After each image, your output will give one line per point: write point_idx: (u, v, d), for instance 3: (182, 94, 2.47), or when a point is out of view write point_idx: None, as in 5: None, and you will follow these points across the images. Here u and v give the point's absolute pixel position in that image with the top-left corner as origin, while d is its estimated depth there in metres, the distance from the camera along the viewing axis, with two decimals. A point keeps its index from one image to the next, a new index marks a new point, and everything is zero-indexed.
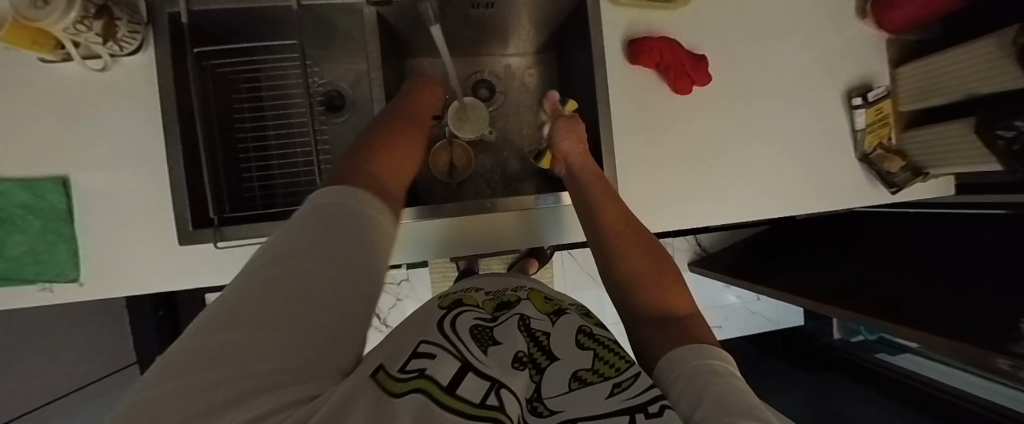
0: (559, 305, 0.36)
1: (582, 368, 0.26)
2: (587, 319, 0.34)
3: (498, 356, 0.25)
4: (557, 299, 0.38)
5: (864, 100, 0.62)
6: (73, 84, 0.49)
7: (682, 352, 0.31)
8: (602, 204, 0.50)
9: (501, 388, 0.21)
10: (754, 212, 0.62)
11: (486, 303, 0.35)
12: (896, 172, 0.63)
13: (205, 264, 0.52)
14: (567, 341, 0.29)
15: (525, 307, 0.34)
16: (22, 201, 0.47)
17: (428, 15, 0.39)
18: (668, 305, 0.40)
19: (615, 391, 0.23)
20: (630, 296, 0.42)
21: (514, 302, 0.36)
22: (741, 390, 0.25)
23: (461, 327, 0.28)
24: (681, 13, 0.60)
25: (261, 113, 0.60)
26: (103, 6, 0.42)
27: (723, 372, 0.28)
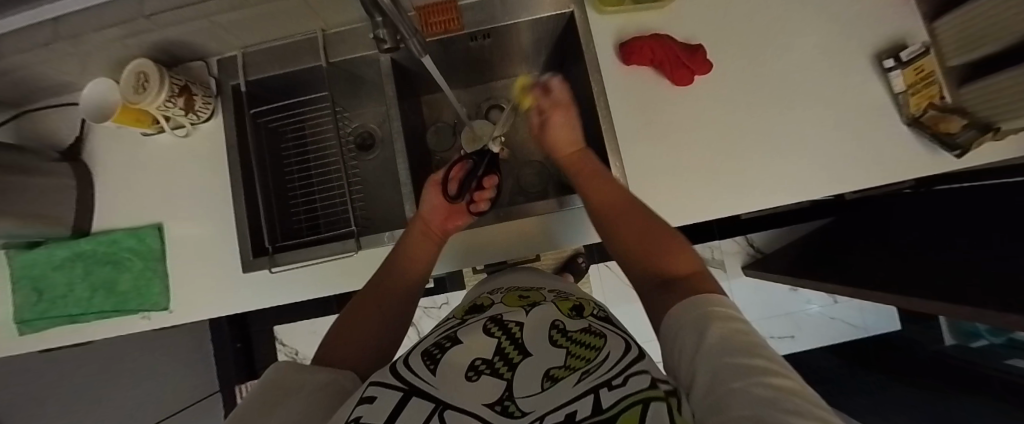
0: (533, 299, 0.40)
1: (555, 365, 0.27)
2: (561, 309, 0.36)
3: (454, 366, 0.27)
4: (530, 294, 0.41)
5: (897, 61, 0.56)
6: (164, 151, 0.62)
7: (679, 313, 0.28)
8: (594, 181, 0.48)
9: (447, 410, 0.22)
10: (784, 197, 0.57)
11: (460, 311, 0.40)
12: (957, 132, 0.54)
13: (260, 289, 0.59)
14: (538, 338, 0.31)
15: (497, 308, 0.38)
16: (130, 245, 0.59)
17: (418, 51, 0.45)
18: (670, 268, 0.36)
19: (583, 377, 0.24)
20: (632, 265, 0.40)
21: (487, 304, 0.40)
22: (747, 334, 0.23)
23: (415, 357, 0.30)
24: (672, 11, 0.61)
25: (306, 157, 0.69)
26: (184, 86, 0.54)
27: (723, 314, 0.26)
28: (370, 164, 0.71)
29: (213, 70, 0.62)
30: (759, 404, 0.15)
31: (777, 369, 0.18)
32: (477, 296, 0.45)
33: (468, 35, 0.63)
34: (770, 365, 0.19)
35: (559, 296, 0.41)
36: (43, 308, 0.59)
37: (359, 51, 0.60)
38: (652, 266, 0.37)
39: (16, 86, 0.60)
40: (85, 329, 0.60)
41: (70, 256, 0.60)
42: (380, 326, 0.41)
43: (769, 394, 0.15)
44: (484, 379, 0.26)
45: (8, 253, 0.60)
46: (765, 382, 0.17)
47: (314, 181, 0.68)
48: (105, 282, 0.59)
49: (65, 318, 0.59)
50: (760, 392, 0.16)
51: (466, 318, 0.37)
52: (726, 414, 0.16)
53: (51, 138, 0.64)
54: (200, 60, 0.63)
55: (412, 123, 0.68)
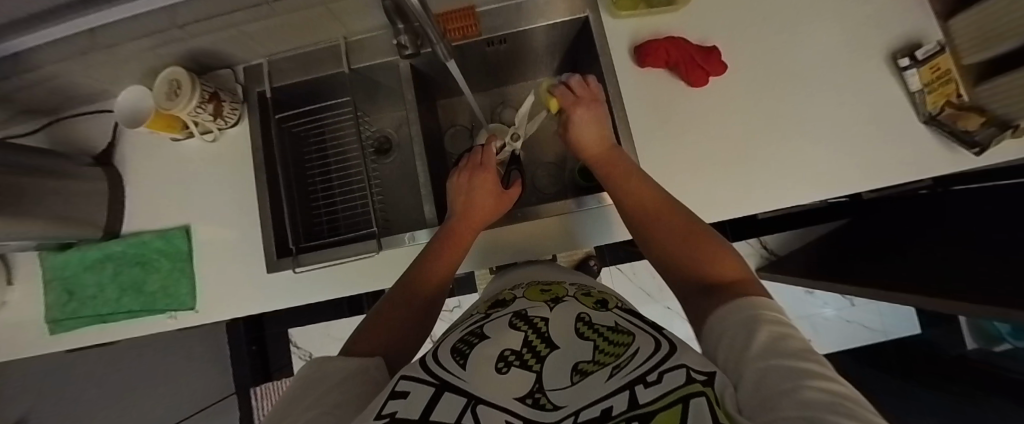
0: (557, 293, 0.40)
1: (584, 360, 0.28)
2: (585, 303, 0.37)
3: (483, 359, 0.28)
4: (552, 289, 0.42)
5: (912, 60, 0.56)
6: (191, 156, 0.64)
7: (731, 310, 0.29)
8: (625, 178, 0.49)
9: (478, 404, 0.22)
10: (803, 194, 0.57)
11: (482, 307, 0.41)
12: (975, 130, 0.54)
13: (284, 291, 0.60)
14: (567, 331, 0.31)
15: (520, 304, 0.38)
16: (160, 247, 0.61)
17: (443, 54, 0.48)
18: (716, 273, 0.36)
19: (616, 372, 0.24)
20: (670, 266, 0.40)
21: (510, 299, 0.40)
22: (797, 338, 0.23)
23: (441, 354, 0.30)
24: (684, 14, 0.62)
25: (326, 160, 0.70)
26: (213, 93, 0.57)
27: (773, 319, 0.26)
28: (388, 167, 0.72)
29: (239, 77, 0.65)
30: (807, 407, 0.15)
31: (829, 375, 0.19)
32: (498, 291, 0.45)
33: (485, 40, 0.64)
34: (817, 371, 0.19)
35: (581, 290, 0.42)
36: (74, 307, 0.61)
37: (380, 58, 0.62)
38: (693, 267, 0.38)
39: (53, 95, 0.63)
40: (112, 329, 0.61)
41: (100, 257, 0.62)
42: (407, 319, 0.41)
43: (822, 399, 0.15)
44: (514, 371, 0.27)
45: (41, 255, 0.62)
46: (818, 388, 0.16)
47: (335, 184, 0.69)
48: (134, 282, 0.61)
49: (94, 318, 0.60)
50: (802, 391, 0.16)
51: (490, 313, 0.37)
52: (773, 416, 0.16)
53: (84, 143, 0.67)
54: (227, 68, 0.65)
55: (430, 128, 0.69)
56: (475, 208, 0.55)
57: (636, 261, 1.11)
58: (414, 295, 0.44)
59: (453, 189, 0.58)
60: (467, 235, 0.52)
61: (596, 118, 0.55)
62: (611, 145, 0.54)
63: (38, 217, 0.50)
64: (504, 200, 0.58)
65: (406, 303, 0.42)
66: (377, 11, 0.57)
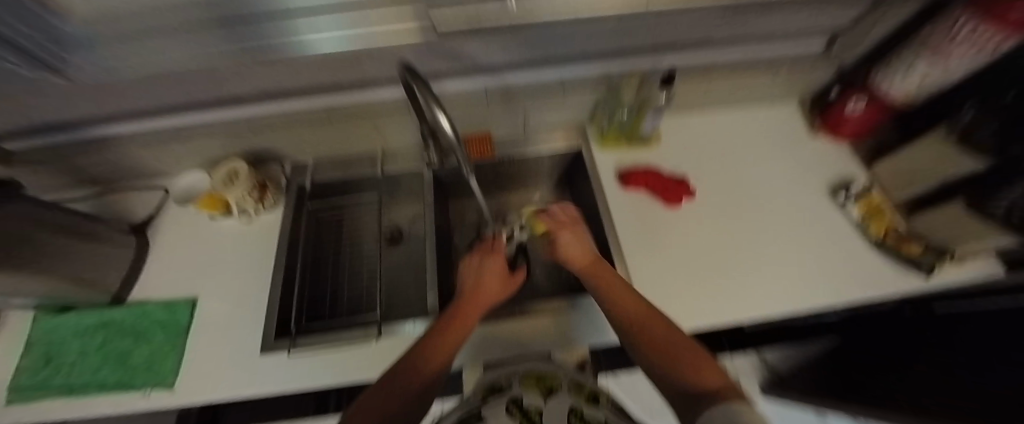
0: (550, 382, 0.45)
1: None
2: (575, 396, 0.43)
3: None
4: (547, 377, 0.46)
5: (848, 194, 0.69)
6: (221, 232, 0.71)
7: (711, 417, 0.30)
8: (609, 287, 0.52)
9: None
10: (775, 305, 0.61)
11: (483, 392, 0.45)
12: (920, 256, 0.62)
13: (270, 373, 0.57)
14: None
15: (516, 392, 0.44)
16: (163, 318, 0.62)
17: (466, 169, 0.59)
18: (701, 380, 0.37)
19: None
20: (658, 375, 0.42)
21: (508, 386, 0.45)
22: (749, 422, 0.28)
23: None
24: (658, 149, 0.77)
25: (339, 245, 0.75)
26: (262, 182, 0.67)
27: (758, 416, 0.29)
28: (397, 256, 0.78)
29: (286, 171, 0.75)
30: None
31: None
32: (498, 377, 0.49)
33: (498, 158, 0.77)
34: None
35: (573, 379, 0.46)
36: (46, 376, 0.57)
37: (410, 165, 0.75)
38: (680, 375, 0.39)
39: (119, 169, 0.73)
40: (70, 407, 0.56)
41: (97, 323, 0.62)
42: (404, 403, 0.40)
43: None
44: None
45: (35, 315, 0.63)
46: None
47: (343, 268, 0.73)
48: (121, 352, 0.59)
49: (60, 390, 0.56)
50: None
51: (490, 402, 0.43)
52: None
53: (126, 212, 0.74)
54: (275, 162, 0.76)
55: (442, 224, 0.77)
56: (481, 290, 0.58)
57: (632, 370, 1.07)
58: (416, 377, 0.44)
59: (463, 270, 0.63)
60: (472, 318, 0.53)
61: (578, 236, 0.60)
62: (597, 257, 0.58)
63: (62, 277, 0.54)
64: (511, 283, 0.62)
65: (404, 384, 0.42)
66: (413, 131, 0.72)
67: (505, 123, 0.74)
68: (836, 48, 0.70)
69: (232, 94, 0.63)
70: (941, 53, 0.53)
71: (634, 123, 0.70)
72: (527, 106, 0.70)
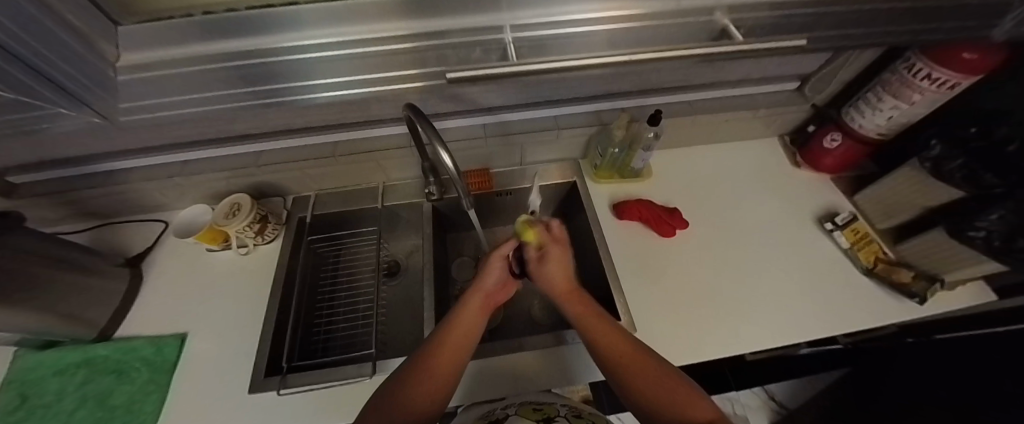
0: (548, 413, 0.45)
1: None
2: None
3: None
4: (545, 409, 0.47)
5: (834, 224, 0.71)
6: (217, 266, 0.70)
7: None
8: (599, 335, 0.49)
9: None
10: (774, 336, 0.61)
11: None
12: (911, 282, 0.64)
13: (257, 415, 0.55)
14: None
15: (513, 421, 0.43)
16: (148, 356, 0.60)
17: (467, 204, 0.61)
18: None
19: None
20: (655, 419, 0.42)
21: (503, 418, 0.44)
22: None
23: None
24: (650, 182, 0.80)
25: (336, 279, 0.75)
26: (264, 215, 0.68)
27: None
28: (394, 290, 0.77)
29: (287, 204, 0.77)
30: None
31: None
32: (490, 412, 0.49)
33: (495, 191, 0.80)
34: None
35: (573, 413, 0.47)
36: (15, 419, 0.54)
37: (411, 199, 0.77)
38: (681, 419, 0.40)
39: (119, 204, 0.74)
40: None
41: (78, 361, 0.59)
42: None
43: None
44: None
45: (17, 353, 0.60)
46: None
47: (339, 301, 0.72)
48: (100, 392, 0.56)
49: None
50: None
51: None
52: None
53: (124, 247, 0.74)
54: (278, 197, 0.78)
55: (440, 256, 0.77)
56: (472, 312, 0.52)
57: None
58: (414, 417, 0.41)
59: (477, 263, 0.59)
60: (460, 342, 0.49)
61: (564, 264, 0.56)
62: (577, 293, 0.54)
63: (46, 311, 0.53)
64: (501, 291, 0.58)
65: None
66: (414, 166, 0.75)
67: (504, 159, 0.78)
68: (807, 88, 0.76)
69: (241, 131, 0.66)
70: (901, 95, 0.60)
71: (625, 158, 0.74)
72: (523, 143, 0.73)
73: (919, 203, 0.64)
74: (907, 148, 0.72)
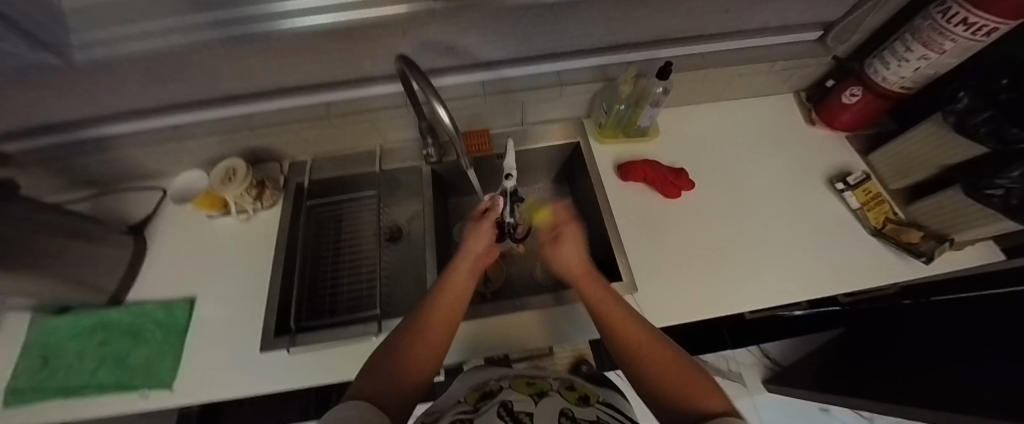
0: (542, 387, 0.43)
1: None
2: (569, 399, 0.40)
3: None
4: (538, 382, 0.44)
5: (846, 184, 0.69)
6: (218, 232, 0.70)
7: None
8: (608, 310, 0.49)
9: None
10: (773, 297, 0.61)
11: (469, 397, 0.42)
12: (919, 242, 0.63)
13: (271, 372, 0.57)
14: None
15: (507, 394, 0.40)
16: (160, 319, 0.62)
17: (466, 164, 0.59)
18: (698, 402, 0.36)
19: None
20: (649, 390, 0.41)
21: (496, 390, 0.42)
22: None
23: None
24: (657, 142, 0.77)
25: (339, 243, 0.74)
26: (260, 181, 0.67)
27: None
28: (395, 255, 0.77)
29: (283, 169, 0.75)
30: None
31: None
32: (483, 381, 0.47)
33: (495, 153, 0.77)
34: None
35: (565, 385, 0.45)
36: (43, 378, 0.57)
37: (409, 162, 0.75)
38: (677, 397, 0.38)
39: (113, 173, 0.72)
40: (71, 408, 0.56)
41: (93, 325, 0.61)
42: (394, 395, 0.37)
43: None
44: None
45: (33, 318, 0.62)
46: None
47: (343, 265, 0.72)
48: (118, 353, 0.59)
49: (58, 392, 0.56)
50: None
51: (478, 405, 0.38)
52: None
53: (123, 215, 0.73)
54: (274, 162, 0.76)
55: (441, 220, 0.77)
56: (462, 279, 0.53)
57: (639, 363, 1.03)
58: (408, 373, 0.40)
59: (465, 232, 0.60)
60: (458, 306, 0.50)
61: (575, 243, 0.57)
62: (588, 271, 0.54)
63: (55, 278, 0.53)
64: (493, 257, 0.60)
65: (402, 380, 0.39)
66: (411, 127, 0.72)
67: (504, 118, 0.75)
68: (830, 38, 0.70)
69: (228, 91, 0.63)
70: (931, 43, 0.55)
71: (630, 117, 0.70)
72: (524, 101, 0.70)
73: (936, 161, 0.61)
74: (932, 102, 0.68)
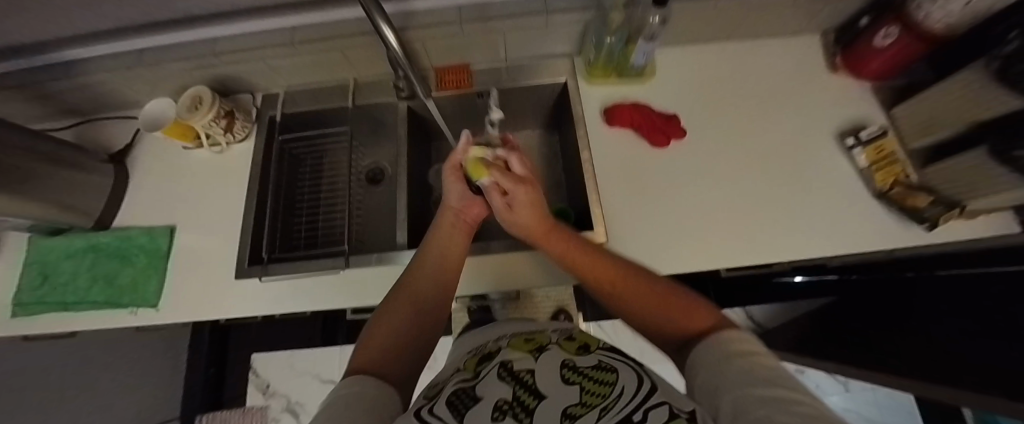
0: (540, 341, 0.37)
1: (572, 404, 0.25)
2: (569, 349, 0.34)
3: (475, 412, 0.24)
4: (536, 337, 0.38)
5: (857, 139, 0.62)
6: (196, 164, 0.70)
7: (703, 351, 0.30)
8: (573, 258, 0.48)
9: None
10: (753, 256, 0.58)
11: (467, 364, 0.35)
12: (926, 207, 0.57)
13: (248, 297, 0.60)
14: (551, 377, 0.28)
15: (504, 354, 0.34)
16: (142, 244, 0.64)
17: (424, 94, 0.59)
18: (682, 327, 0.36)
19: (604, 413, 0.22)
20: (637, 320, 0.41)
21: (495, 352, 0.36)
22: (764, 364, 0.24)
23: (434, 407, 0.26)
24: (652, 86, 0.70)
25: (319, 182, 0.74)
26: (229, 110, 0.64)
27: (746, 351, 0.27)
28: (375, 197, 0.75)
29: (257, 102, 0.72)
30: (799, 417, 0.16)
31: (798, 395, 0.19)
32: (482, 344, 0.41)
33: (476, 92, 0.72)
34: (797, 392, 0.20)
35: (565, 336, 0.39)
36: (43, 293, 0.61)
37: (384, 98, 0.71)
38: (665, 324, 0.37)
39: (89, 101, 0.71)
40: (72, 320, 0.61)
41: (83, 247, 0.64)
42: (389, 359, 0.36)
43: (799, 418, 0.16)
44: (507, 421, 0.23)
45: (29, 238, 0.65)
46: (788, 409, 0.17)
47: (320, 203, 0.72)
48: (107, 274, 0.62)
49: (58, 306, 0.61)
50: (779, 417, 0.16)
51: (478, 370, 0.32)
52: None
53: (107, 143, 0.73)
54: (248, 93, 0.73)
55: (418, 162, 0.75)
56: (447, 249, 0.52)
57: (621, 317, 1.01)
58: (400, 341, 0.39)
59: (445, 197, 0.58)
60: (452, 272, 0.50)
61: (533, 196, 0.51)
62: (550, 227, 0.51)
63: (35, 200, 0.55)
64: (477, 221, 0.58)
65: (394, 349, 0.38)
66: (384, 60, 0.67)
67: (484, 53, 0.69)
68: None
69: (185, 9, 0.59)
70: None
71: (623, 54, 0.63)
72: (505, 33, 0.64)
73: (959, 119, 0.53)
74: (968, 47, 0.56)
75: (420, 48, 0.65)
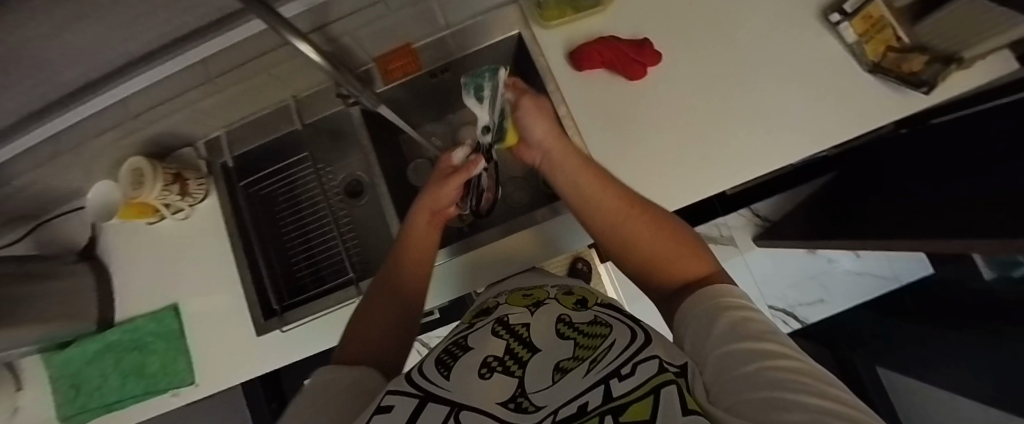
0: (539, 297, 0.39)
1: (565, 358, 0.26)
2: (565, 304, 0.36)
3: (466, 366, 0.26)
4: (534, 293, 0.41)
5: (842, 14, 0.57)
6: (166, 236, 0.66)
7: (692, 303, 0.29)
8: (581, 180, 0.45)
9: (460, 412, 0.21)
10: (748, 170, 0.57)
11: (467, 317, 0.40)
12: (921, 71, 0.53)
13: (277, 347, 0.61)
14: (549, 332, 0.30)
15: (503, 309, 0.37)
16: (152, 330, 0.63)
17: (370, 104, 0.56)
18: (676, 273, 0.35)
19: (591, 365, 0.22)
20: (628, 259, 0.40)
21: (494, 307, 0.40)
22: (756, 320, 0.24)
23: (428, 363, 0.29)
24: (612, 12, 0.63)
25: (300, 213, 0.70)
26: (176, 173, 0.59)
27: (735, 305, 0.27)
28: (361, 210, 0.72)
29: (201, 153, 0.67)
30: (770, 383, 0.16)
31: (784, 352, 0.19)
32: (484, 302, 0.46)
33: (427, 72, 0.66)
34: (780, 351, 0.20)
35: (563, 291, 0.41)
36: (83, 401, 0.63)
37: (331, 109, 0.64)
38: (659, 271, 0.36)
39: (29, 202, 0.65)
40: (123, 415, 0.63)
41: (98, 349, 0.64)
42: (368, 349, 0.37)
43: (780, 378, 0.16)
44: (496, 376, 0.25)
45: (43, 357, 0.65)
46: (769, 367, 0.17)
47: (310, 235, 0.69)
48: (134, 367, 0.63)
49: (104, 407, 0.63)
50: (792, 399, 0.13)
51: (474, 323, 0.36)
52: (738, 394, 0.16)
53: (69, 240, 0.68)
54: (188, 146, 0.67)
55: (392, 163, 0.70)
56: (417, 240, 0.51)
57: None
58: (376, 327, 0.40)
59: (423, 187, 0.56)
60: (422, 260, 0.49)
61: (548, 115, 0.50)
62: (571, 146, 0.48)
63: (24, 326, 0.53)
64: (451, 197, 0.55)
65: (373, 337, 0.39)
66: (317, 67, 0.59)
67: (423, 24, 0.61)
68: None
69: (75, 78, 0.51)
70: None
71: None
72: None
73: None
74: None
75: (351, 40, 0.58)
